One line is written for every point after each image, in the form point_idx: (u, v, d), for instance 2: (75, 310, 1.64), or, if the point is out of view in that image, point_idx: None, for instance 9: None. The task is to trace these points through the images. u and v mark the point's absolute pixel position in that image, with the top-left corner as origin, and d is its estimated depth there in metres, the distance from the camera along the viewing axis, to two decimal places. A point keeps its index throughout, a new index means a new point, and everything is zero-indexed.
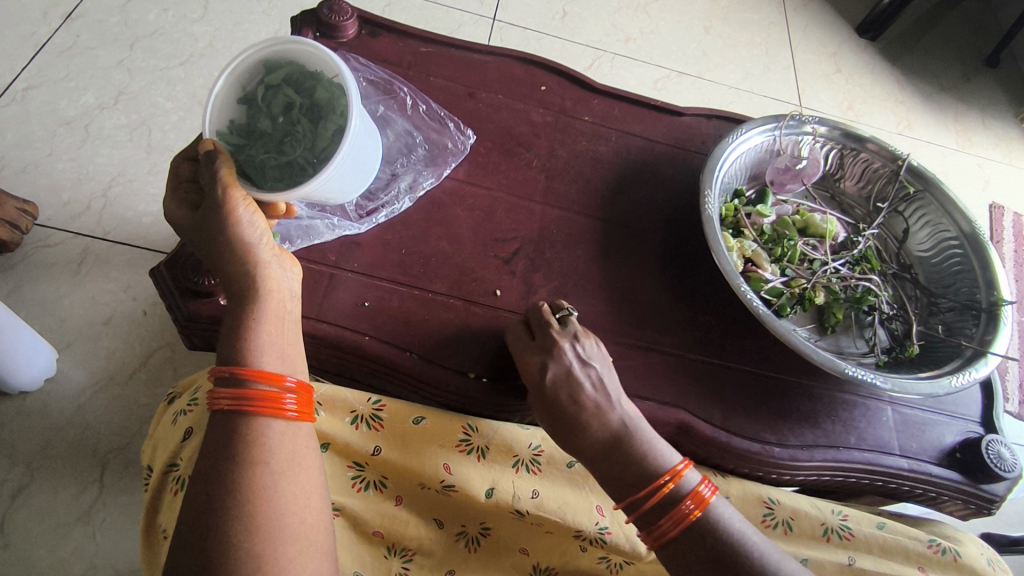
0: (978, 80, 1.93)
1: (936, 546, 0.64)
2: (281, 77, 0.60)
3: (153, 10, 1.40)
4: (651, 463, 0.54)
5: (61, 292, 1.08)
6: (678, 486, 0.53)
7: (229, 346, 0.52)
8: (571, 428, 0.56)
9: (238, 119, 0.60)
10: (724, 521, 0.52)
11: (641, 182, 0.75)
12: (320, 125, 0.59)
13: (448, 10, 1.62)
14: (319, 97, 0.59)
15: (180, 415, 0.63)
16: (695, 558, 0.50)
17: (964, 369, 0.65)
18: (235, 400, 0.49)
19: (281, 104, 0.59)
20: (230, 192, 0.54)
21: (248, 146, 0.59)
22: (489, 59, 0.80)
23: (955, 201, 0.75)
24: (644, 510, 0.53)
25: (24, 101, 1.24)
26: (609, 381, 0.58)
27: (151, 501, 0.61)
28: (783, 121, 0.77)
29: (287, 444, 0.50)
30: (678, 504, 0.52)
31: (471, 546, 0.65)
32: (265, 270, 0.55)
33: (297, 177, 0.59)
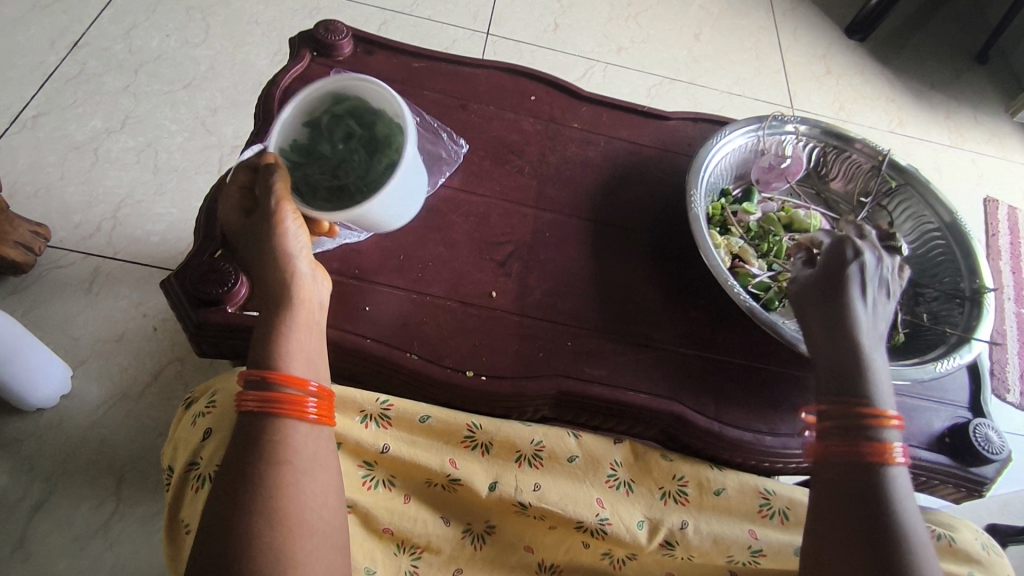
0: (968, 76, 1.96)
1: (931, 532, 0.65)
2: (348, 110, 0.64)
3: (157, 36, 1.45)
4: (876, 395, 0.54)
5: (74, 310, 1.12)
6: (889, 431, 0.53)
7: (261, 348, 0.55)
8: (832, 305, 0.58)
9: (301, 140, 0.64)
10: (897, 478, 0.51)
11: (630, 184, 0.78)
12: (375, 157, 0.62)
13: (443, 26, 1.66)
14: (378, 132, 0.63)
15: (200, 417, 0.66)
16: (852, 485, 0.51)
17: (948, 355, 0.67)
18: (262, 403, 0.52)
19: (343, 133, 0.63)
20: (283, 206, 0.57)
21: (304, 166, 0.62)
22: (480, 72, 0.83)
23: (936, 193, 0.77)
24: (844, 423, 0.53)
25: (34, 128, 1.28)
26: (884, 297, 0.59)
27: (173, 499, 0.64)
28: (764, 122, 0.79)
29: (309, 445, 0.52)
30: (879, 440, 0.52)
31: (477, 544, 0.66)
32: (299, 282, 0.57)
33: (344, 201, 0.62)
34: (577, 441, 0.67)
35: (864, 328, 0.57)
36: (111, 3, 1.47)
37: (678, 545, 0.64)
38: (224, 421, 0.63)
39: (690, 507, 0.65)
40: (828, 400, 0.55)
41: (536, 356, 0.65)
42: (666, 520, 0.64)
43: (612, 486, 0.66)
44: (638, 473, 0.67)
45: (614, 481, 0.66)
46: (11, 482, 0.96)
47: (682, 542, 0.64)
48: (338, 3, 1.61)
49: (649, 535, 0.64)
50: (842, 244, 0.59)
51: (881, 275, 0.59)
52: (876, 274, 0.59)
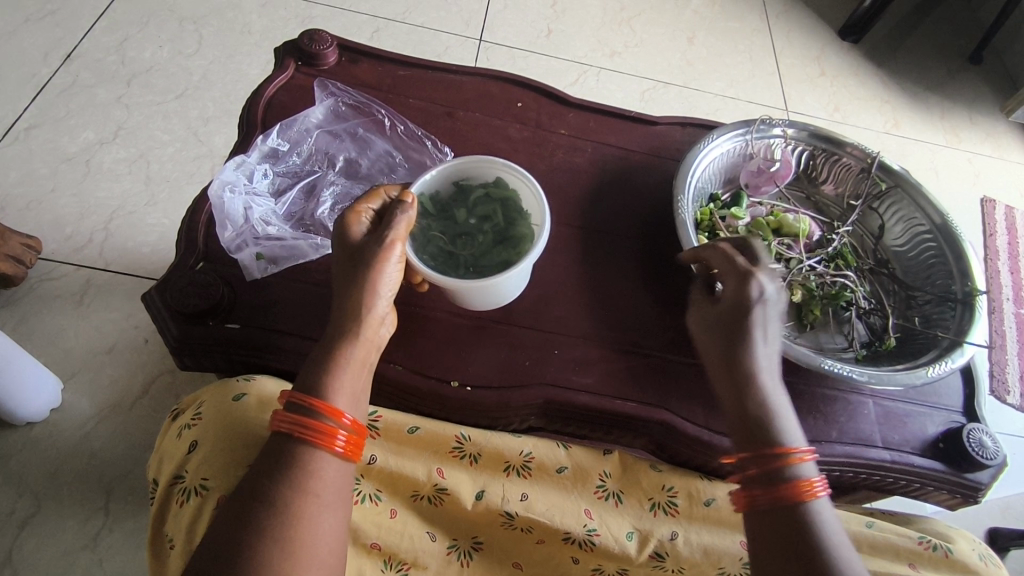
0: (963, 77, 1.96)
1: (926, 543, 0.65)
2: (500, 198, 0.65)
3: (149, 47, 1.45)
4: (784, 431, 0.54)
5: (65, 323, 1.11)
6: (801, 466, 0.52)
7: (313, 373, 0.54)
8: (732, 352, 0.56)
9: (443, 198, 0.66)
10: (821, 514, 0.51)
11: (617, 190, 0.77)
12: (495, 248, 0.63)
13: (436, 33, 1.66)
14: (513, 228, 0.63)
15: (185, 429, 0.65)
16: (781, 531, 0.50)
17: (941, 359, 0.66)
18: (298, 429, 0.51)
19: (483, 213, 0.64)
20: (393, 246, 0.57)
21: (431, 222, 0.64)
22: (467, 79, 0.83)
23: (926, 195, 0.76)
24: (761, 469, 0.53)
25: (26, 140, 1.28)
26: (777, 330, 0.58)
27: (158, 512, 0.63)
28: (752, 126, 0.78)
29: (335, 480, 0.52)
30: (795, 479, 0.52)
31: (464, 559, 0.65)
32: (370, 319, 0.57)
33: (446, 267, 0.63)
34: (566, 452, 0.67)
35: (764, 370, 0.56)
36: (103, 15, 1.47)
37: (668, 557, 0.63)
38: (209, 433, 0.62)
39: (680, 519, 0.64)
40: (745, 450, 0.55)
41: (525, 366, 0.65)
42: (655, 531, 0.64)
43: (602, 497, 0.65)
44: (627, 484, 0.66)
45: (603, 492, 0.66)
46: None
47: (671, 553, 0.63)
48: (331, 12, 1.62)
49: (639, 547, 0.63)
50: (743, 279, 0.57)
51: (778, 309, 0.58)
52: (772, 309, 0.57)
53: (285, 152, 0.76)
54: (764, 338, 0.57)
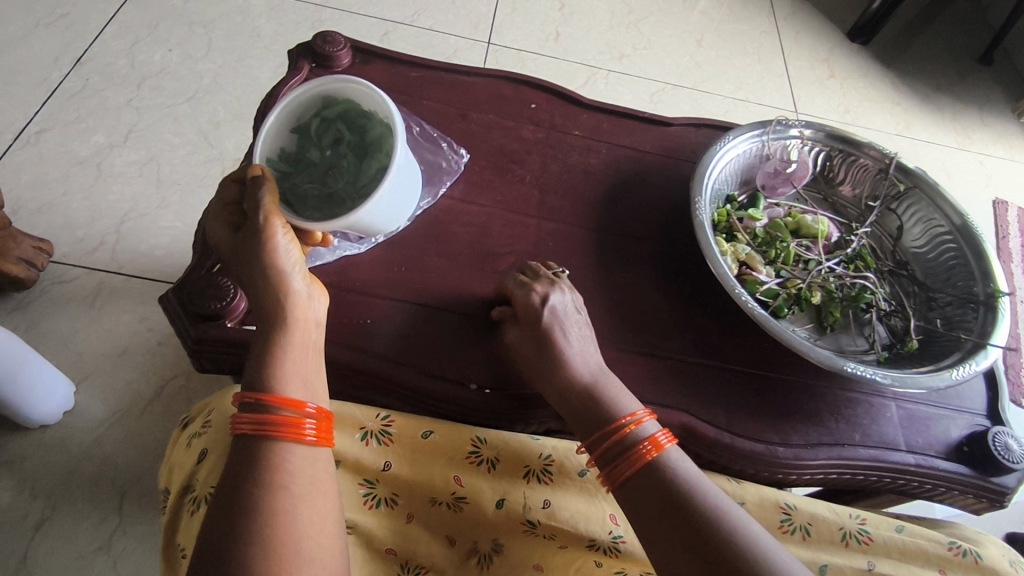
0: (973, 78, 1.95)
1: (956, 548, 0.62)
2: (338, 114, 0.64)
3: (159, 51, 1.45)
4: (612, 405, 0.57)
5: (77, 325, 1.11)
6: (640, 429, 0.55)
7: (257, 370, 0.54)
8: (543, 351, 0.60)
9: (289, 149, 0.65)
10: (677, 466, 0.53)
11: (633, 192, 0.77)
12: (365, 162, 0.63)
13: (445, 36, 1.66)
14: (369, 137, 0.63)
15: (195, 437, 0.66)
16: (650, 494, 0.51)
17: (964, 362, 0.65)
18: (258, 425, 0.51)
19: (332, 139, 0.63)
20: (272, 220, 0.57)
21: (294, 175, 0.63)
22: (479, 81, 0.82)
23: (945, 195, 0.75)
24: (603, 450, 0.54)
25: (38, 144, 1.28)
26: (586, 334, 0.62)
27: (170, 522, 0.63)
28: (768, 127, 0.78)
29: (307, 468, 0.51)
30: (635, 446, 0.53)
31: (486, 563, 0.64)
32: (293, 299, 0.57)
33: (336, 208, 0.62)
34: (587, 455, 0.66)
35: (584, 365, 0.59)
36: (113, 19, 1.48)
37: None
38: (216, 441, 0.63)
39: None
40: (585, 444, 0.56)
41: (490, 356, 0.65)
42: None
43: None
44: None
45: None
46: (14, 499, 0.95)
47: None
48: (341, 15, 1.62)
49: None
50: (524, 291, 0.63)
51: (574, 316, 0.63)
52: (564, 312, 0.62)
53: None
54: (569, 338, 0.60)
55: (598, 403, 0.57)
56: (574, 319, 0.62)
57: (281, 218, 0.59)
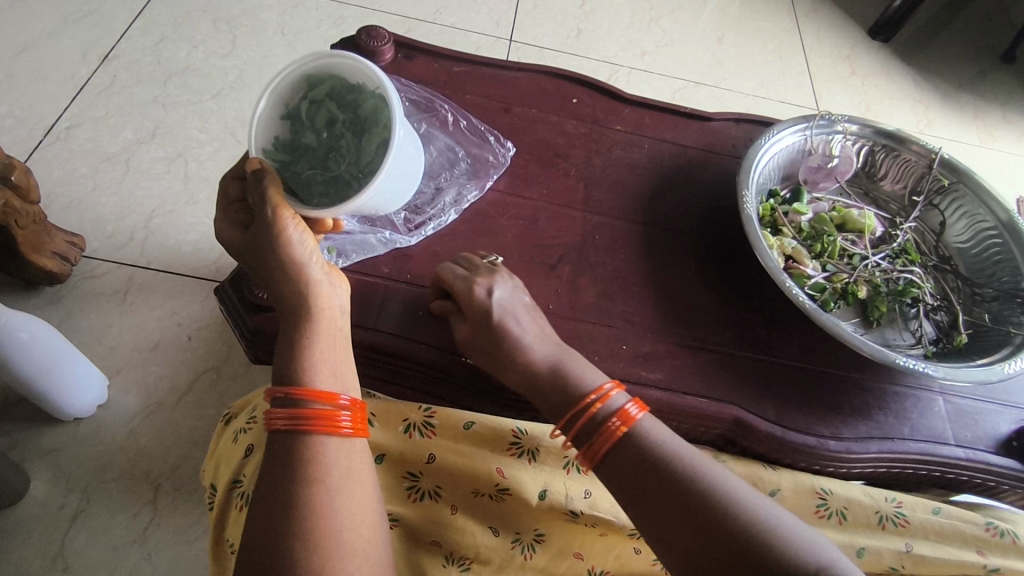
0: (995, 76, 1.95)
1: (993, 529, 0.61)
2: (325, 92, 0.63)
3: (185, 47, 1.46)
4: (578, 383, 0.55)
5: (109, 320, 1.12)
6: (607, 404, 0.53)
7: (286, 363, 0.54)
8: (500, 339, 0.58)
9: (283, 137, 0.64)
10: (650, 435, 0.51)
11: (677, 186, 0.77)
12: (364, 139, 0.62)
13: (467, 33, 1.67)
14: (363, 112, 0.63)
15: (240, 433, 0.66)
16: (627, 467, 0.50)
17: (1015, 356, 0.65)
18: (292, 420, 0.52)
19: (325, 119, 0.63)
20: (280, 212, 0.56)
21: (295, 163, 0.63)
22: (521, 76, 0.83)
23: (990, 190, 0.75)
24: (576, 430, 0.53)
25: (67, 139, 1.29)
26: (535, 318, 0.61)
27: (218, 518, 0.63)
28: (813, 121, 0.78)
29: (342, 461, 0.51)
30: (606, 421, 0.52)
31: (527, 553, 0.64)
32: (316, 289, 0.57)
33: (344, 191, 0.62)
34: None
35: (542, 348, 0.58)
36: (139, 16, 1.49)
37: None
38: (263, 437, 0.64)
39: None
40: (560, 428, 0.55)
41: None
42: None
43: None
44: None
45: None
46: (50, 491, 0.96)
47: None
48: (364, 12, 1.62)
49: None
50: (467, 282, 0.62)
51: (516, 301, 0.61)
52: (510, 302, 0.61)
53: None
54: (524, 326, 0.59)
55: (564, 386, 0.55)
56: (518, 304, 0.61)
57: (290, 210, 0.58)
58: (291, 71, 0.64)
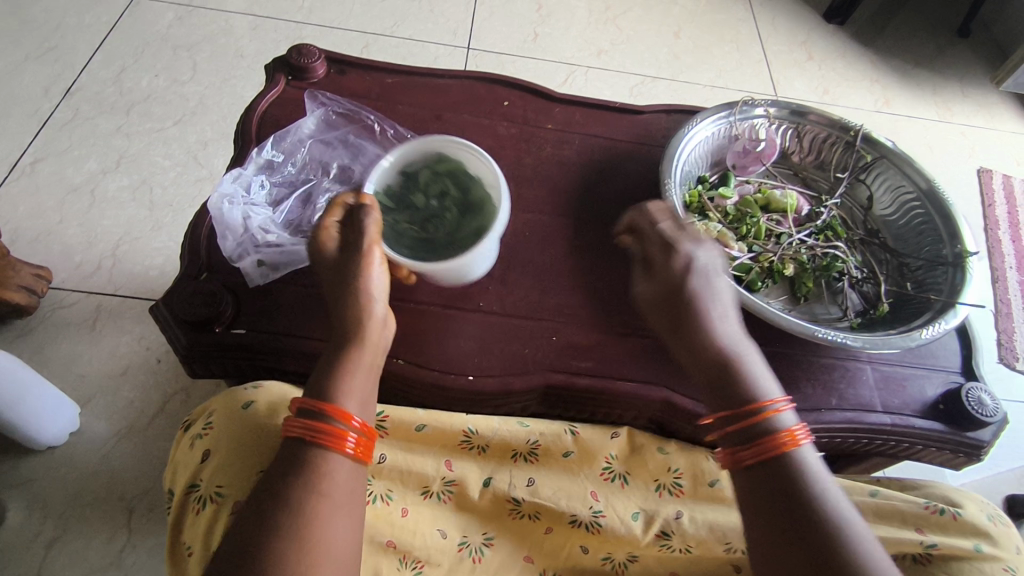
0: (951, 51, 1.98)
1: (932, 507, 0.61)
2: (448, 171, 0.68)
3: (147, 76, 1.49)
4: (752, 385, 0.54)
5: (79, 348, 1.14)
6: (777, 419, 0.52)
7: (324, 379, 0.55)
8: (680, 313, 0.57)
9: (393, 187, 0.68)
10: (806, 462, 0.50)
11: (607, 179, 0.79)
12: (466, 220, 0.66)
13: (425, 44, 1.69)
14: (474, 199, 0.67)
15: (197, 439, 0.61)
16: (769, 481, 0.49)
17: (934, 322, 0.66)
18: (308, 430, 0.52)
19: (438, 191, 0.67)
20: (374, 248, 0.59)
21: (394, 214, 0.66)
22: (453, 83, 0.85)
23: (911, 162, 0.77)
24: (732, 429, 0.53)
25: (32, 174, 1.31)
26: (730, 296, 0.59)
27: (173, 522, 0.59)
28: (735, 108, 0.80)
29: (346, 481, 0.51)
30: (771, 432, 0.51)
31: (476, 555, 0.62)
32: (371, 321, 0.58)
33: (428, 253, 0.65)
34: (573, 437, 0.66)
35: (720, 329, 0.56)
36: (99, 49, 1.51)
37: (675, 535, 0.62)
38: (224, 443, 0.58)
39: (685, 498, 0.64)
40: (715, 411, 0.55)
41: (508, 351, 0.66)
42: (661, 511, 0.63)
43: (607, 478, 0.65)
44: (635, 465, 0.66)
45: (610, 473, 0.65)
46: (24, 521, 0.97)
47: (679, 532, 0.62)
48: (321, 31, 1.65)
49: (646, 528, 0.62)
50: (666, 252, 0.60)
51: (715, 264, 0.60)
52: (709, 272, 0.59)
53: (281, 163, 0.76)
54: (711, 302, 0.57)
55: (738, 377, 0.54)
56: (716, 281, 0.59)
57: (381, 251, 0.61)
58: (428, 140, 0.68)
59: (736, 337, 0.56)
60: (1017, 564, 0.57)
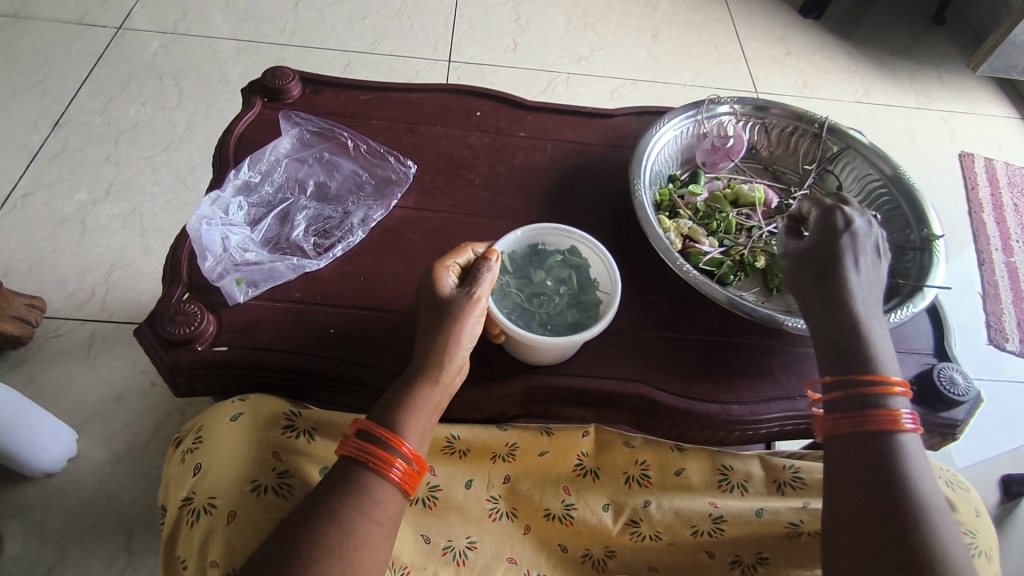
0: (927, 40, 2.01)
1: None
2: (575, 265, 0.68)
3: (133, 105, 1.51)
4: (877, 362, 0.56)
5: (75, 376, 1.15)
6: (894, 398, 0.53)
7: (391, 409, 0.56)
8: (828, 282, 0.60)
9: (517, 257, 0.69)
10: (906, 444, 0.52)
11: (581, 183, 0.80)
12: (571, 314, 0.65)
13: (406, 59, 1.72)
14: (588, 298, 0.66)
15: (188, 452, 0.59)
16: (862, 451, 0.52)
17: (903, 305, 0.68)
18: (361, 450, 0.53)
19: (558, 279, 0.67)
20: (478, 297, 0.59)
21: (510, 280, 0.67)
22: (426, 96, 0.86)
23: (876, 150, 0.79)
24: (840, 397, 0.55)
25: (24, 207, 1.33)
26: (877, 277, 0.61)
27: (168, 536, 0.58)
28: (702, 107, 0.81)
29: (387, 507, 0.52)
30: (885, 408, 0.53)
31: (460, 559, 0.64)
32: (450, 362, 0.58)
33: (525, 324, 0.64)
34: (550, 438, 0.69)
35: (862, 299, 0.59)
36: (86, 81, 1.54)
37: (642, 522, 0.66)
38: (221, 455, 0.58)
39: (653, 488, 0.69)
40: (829, 373, 0.57)
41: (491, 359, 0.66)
42: (629, 501, 0.68)
43: (579, 474, 0.69)
44: (604, 462, 0.70)
45: (581, 469, 0.70)
46: (25, 548, 0.98)
47: (646, 518, 0.67)
48: (303, 52, 1.68)
49: (615, 517, 0.67)
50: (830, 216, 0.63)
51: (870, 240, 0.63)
52: (864, 245, 0.61)
53: (258, 183, 0.78)
54: (858, 274, 0.60)
55: (865, 350, 0.56)
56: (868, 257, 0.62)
57: (487, 302, 0.60)
58: (570, 233, 0.70)
59: (867, 310, 0.59)
60: (976, 526, 0.64)
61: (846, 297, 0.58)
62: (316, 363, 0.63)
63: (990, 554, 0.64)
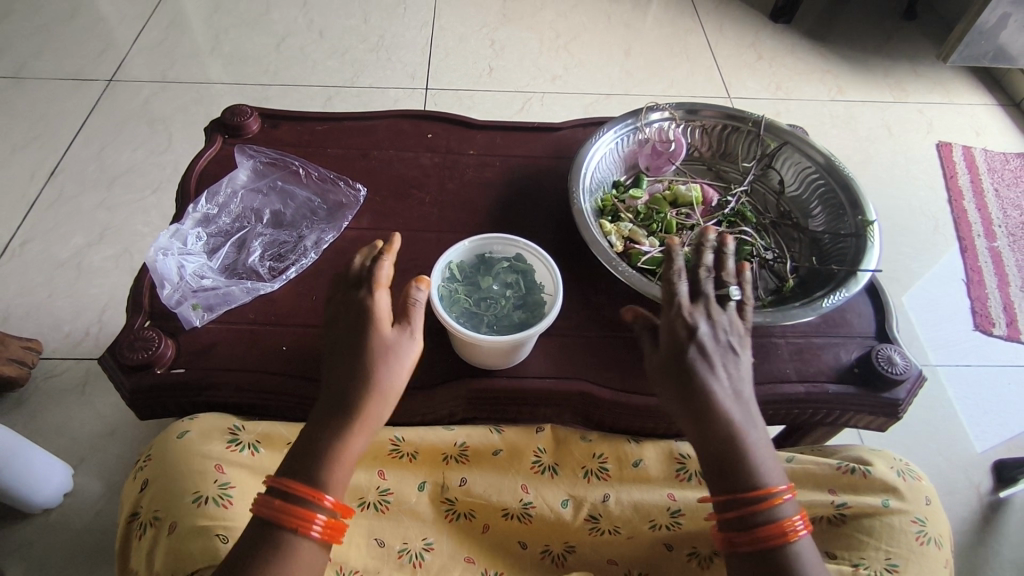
0: (898, 35, 2.03)
1: (844, 467, 0.68)
2: (521, 270, 0.68)
3: (125, 151, 1.58)
4: (759, 470, 0.53)
5: (71, 413, 1.19)
6: (779, 508, 0.52)
7: (318, 452, 0.54)
8: (690, 400, 0.55)
9: (466, 265, 0.69)
10: (800, 557, 0.51)
11: (527, 195, 0.83)
12: (516, 314, 0.65)
13: (384, 90, 1.78)
14: (532, 298, 0.66)
15: (139, 469, 0.66)
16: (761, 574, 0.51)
17: (838, 290, 0.69)
18: (276, 513, 0.52)
19: (505, 282, 0.68)
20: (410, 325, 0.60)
21: (457, 285, 0.67)
22: (379, 123, 0.90)
23: (811, 143, 0.81)
24: (728, 517, 0.53)
25: (22, 254, 1.39)
26: (741, 368, 0.57)
27: (123, 549, 0.64)
28: (639, 115, 0.84)
29: (306, 562, 0.51)
30: (772, 524, 0.51)
31: (416, 561, 0.66)
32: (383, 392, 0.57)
33: (471, 325, 0.64)
34: (499, 436, 0.71)
35: (730, 403, 0.55)
36: (79, 132, 1.61)
37: (601, 518, 0.68)
38: (159, 471, 0.63)
39: (611, 482, 0.69)
40: (714, 492, 0.54)
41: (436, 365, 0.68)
42: (588, 496, 0.69)
43: (538, 471, 0.71)
44: (562, 457, 0.71)
45: (539, 466, 0.71)
46: None
47: (605, 514, 0.68)
48: (285, 90, 1.75)
49: (574, 512, 0.68)
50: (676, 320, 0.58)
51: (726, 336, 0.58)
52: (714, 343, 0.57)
53: (217, 215, 0.83)
54: (721, 378, 0.56)
55: (744, 467, 0.53)
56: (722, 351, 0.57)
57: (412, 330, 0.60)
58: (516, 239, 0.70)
59: (741, 411, 0.56)
60: (924, 513, 0.64)
61: (714, 409, 0.54)
62: (270, 378, 0.66)
63: (940, 541, 0.63)
